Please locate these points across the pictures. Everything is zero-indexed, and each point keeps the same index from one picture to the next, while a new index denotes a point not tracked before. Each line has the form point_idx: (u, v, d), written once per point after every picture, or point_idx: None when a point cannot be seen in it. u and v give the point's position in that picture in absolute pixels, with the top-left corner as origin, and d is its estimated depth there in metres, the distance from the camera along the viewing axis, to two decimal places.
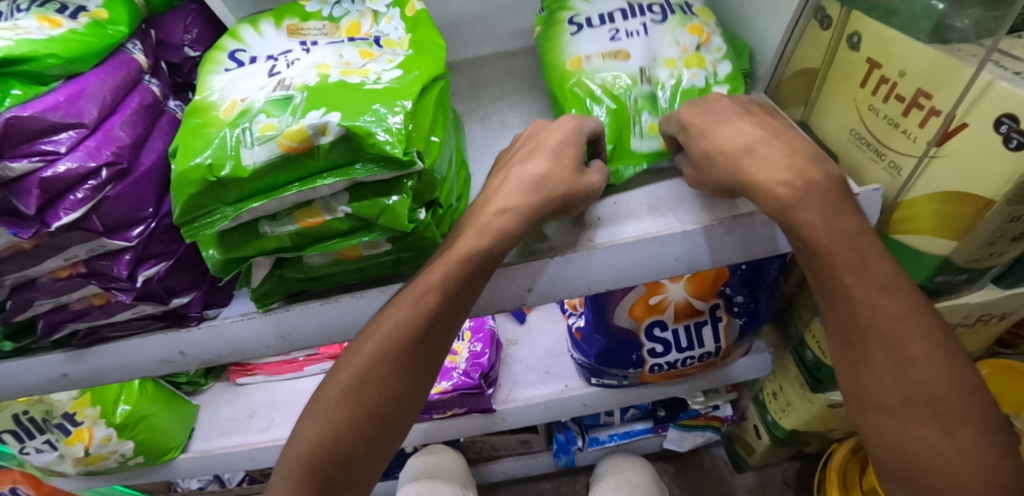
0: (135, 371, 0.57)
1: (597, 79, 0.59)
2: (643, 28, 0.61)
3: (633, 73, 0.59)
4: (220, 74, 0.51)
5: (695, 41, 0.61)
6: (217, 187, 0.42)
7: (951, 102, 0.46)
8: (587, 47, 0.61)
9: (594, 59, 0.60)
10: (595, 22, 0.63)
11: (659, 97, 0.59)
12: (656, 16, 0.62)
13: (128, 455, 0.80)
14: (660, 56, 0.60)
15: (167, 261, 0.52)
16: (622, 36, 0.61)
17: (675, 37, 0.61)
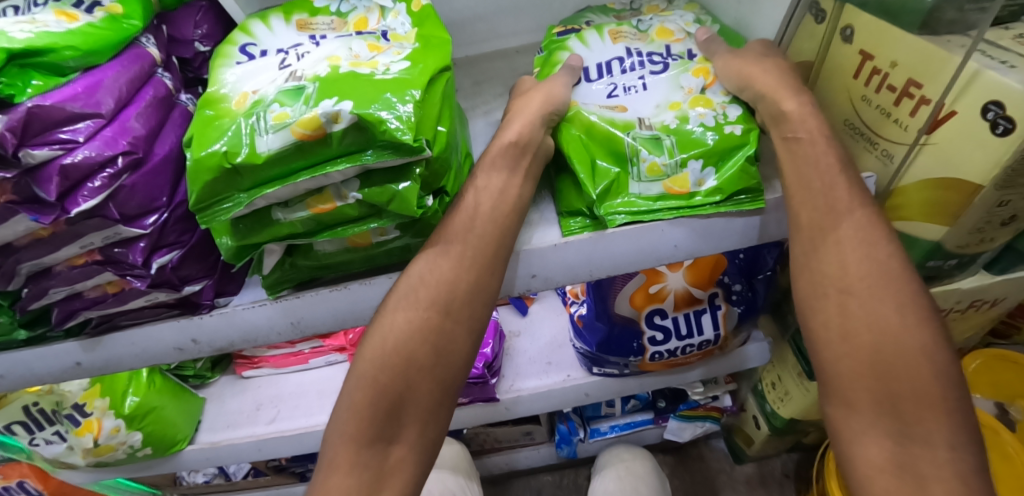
0: (148, 359, 0.59)
1: (595, 116, 0.53)
2: (642, 80, 0.56)
3: (631, 120, 0.53)
4: (231, 68, 0.52)
5: (701, 85, 0.55)
6: (232, 174, 0.44)
7: (940, 91, 0.47)
8: (582, 97, 0.56)
9: (591, 106, 0.54)
10: (590, 73, 0.58)
11: (664, 141, 0.51)
12: (656, 67, 0.56)
13: (136, 446, 0.81)
14: (663, 101, 0.54)
15: (180, 250, 0.53)
16: (619, 91, 0.56)
17: (676, 84, 0.55)
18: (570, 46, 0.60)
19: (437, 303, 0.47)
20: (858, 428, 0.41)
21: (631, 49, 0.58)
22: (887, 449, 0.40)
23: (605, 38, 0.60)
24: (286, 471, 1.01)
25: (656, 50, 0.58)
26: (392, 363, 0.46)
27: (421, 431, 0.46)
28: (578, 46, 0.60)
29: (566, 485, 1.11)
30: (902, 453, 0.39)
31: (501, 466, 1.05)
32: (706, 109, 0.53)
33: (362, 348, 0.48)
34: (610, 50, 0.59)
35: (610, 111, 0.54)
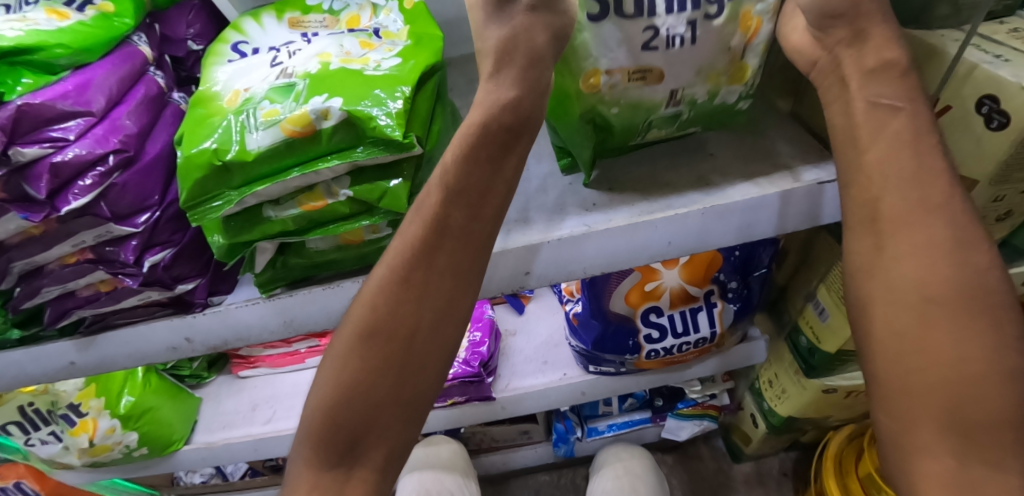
0: (144, 358, 0.58)
1: (616, 110, 0.46)
2: (686, 26, 0.42)
3: (661, 100, 0.46)
4: (223, 65, 0.52)
5: (744, 43, 0.44)
6: (223, 171, 0.44)
7: (934, 86, 0.48)
8: (607, 51, 0.43)
9: (619, 76, 0.44)
10: (623, 5, 0.41)
11: (684, 116, 0.49)
12: (704, 7, 0.42)
13: (132, 447, 0.81)
14: (705, 66, 0.44)
15: (172, 249, 0.53)
16: (659, 43, 0.42)
17: (724, 41, 0.43)
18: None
19: (408, 318, 0.38)
20: (916, 441, 0.33)
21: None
22: (947, 469, 0.32)
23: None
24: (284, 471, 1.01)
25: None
26: (350, 365, 0.38)
27: (400, 446, 0.38)
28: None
29: (564, 485, 1.11)
30: (965, 476, 0.31)
31: (499, 466, 1.04)
32: (739, 82, 0.47)
33: (329, 357, 0.39)
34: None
35: (641, 87, 0.44)
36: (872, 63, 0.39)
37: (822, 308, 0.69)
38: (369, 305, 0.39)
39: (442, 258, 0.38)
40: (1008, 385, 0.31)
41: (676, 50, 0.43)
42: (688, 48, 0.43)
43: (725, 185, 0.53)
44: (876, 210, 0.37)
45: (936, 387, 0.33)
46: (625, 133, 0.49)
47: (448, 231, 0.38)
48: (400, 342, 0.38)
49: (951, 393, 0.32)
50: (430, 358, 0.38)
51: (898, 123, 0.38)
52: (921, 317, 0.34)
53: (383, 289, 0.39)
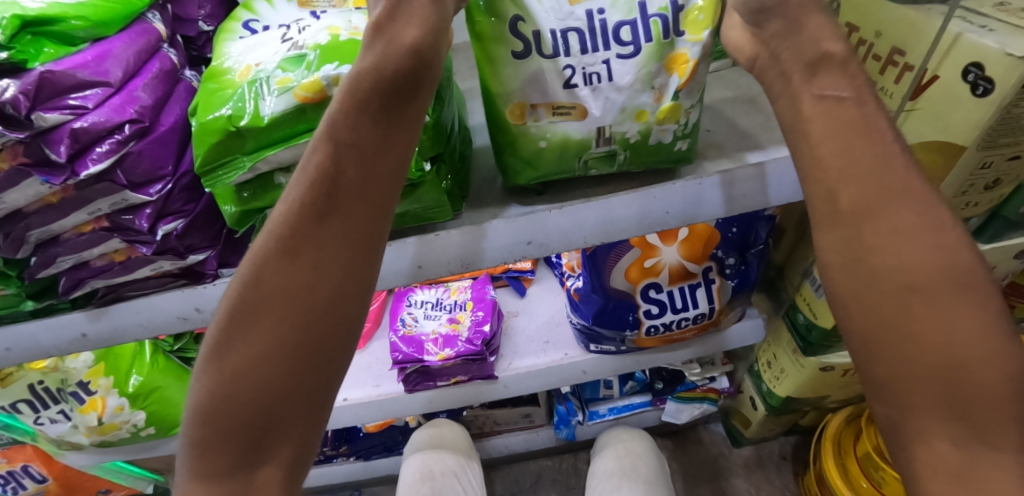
0: (154, 329, 0.59)
1: (544, 144, 0.47)
2: (605, 67, 0.44)
3: (588, 137, 0.47)
4: (235, 41, 0.54)
5: (675, 85, 0.45)
6: (237, 137, 0.45)
7: (922, 57, 0.49)
8: (530, 89, 0.45)
9: (542, 110, 0.46)
10: (544, 46, 0.44)
11: (619, 158, 0.49)
12: (623, 47, 0.44)
13: (140, 426, 0.82)
14: (630, 104, 0.46)
15: (185, 219, 0.54)
16: (578, 80, 0.45)
17: (647, 80, 0.45)
18: None
19: (293, 301, 0.38)
20: (917, 427, 0.34)
21: (594, 10, 0.43)
22: (945, 452, 0.33)
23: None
24: None
25: (627, 14, 0.43)
26: (232, 364, 0.38)
27: (303, 428, 0.39)
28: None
29: (565, 469, 1.13)
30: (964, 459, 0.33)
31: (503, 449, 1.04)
32: (673, 121, 0.47)
33: (207, 359, 0.39)
34: (569, 12, 0.43)
35: (565, 123, 0.46)
36: (813, 53, 0.39)
37: (819, 284, 0.71)
38: (248, 295, 0.38)
39: (327, 231, 0.39)
40: (996, 363, 0.33)
41: (597, 86, 0.45)
42: (609, 87, 0.45)
43: (721, 157, 0.55)
44: (834, 201, 0.37)
45: (926, 375, 0.34)
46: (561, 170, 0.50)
47: (335, 205, 0.39)
48: (294, 323, 0.38)
49: (941, 379, 0.33)
50: (327, 332, 0.39)
51: (844, 112, 0.38)
52: (900, 306, 0.35)
53: (255, 275, 0.38)
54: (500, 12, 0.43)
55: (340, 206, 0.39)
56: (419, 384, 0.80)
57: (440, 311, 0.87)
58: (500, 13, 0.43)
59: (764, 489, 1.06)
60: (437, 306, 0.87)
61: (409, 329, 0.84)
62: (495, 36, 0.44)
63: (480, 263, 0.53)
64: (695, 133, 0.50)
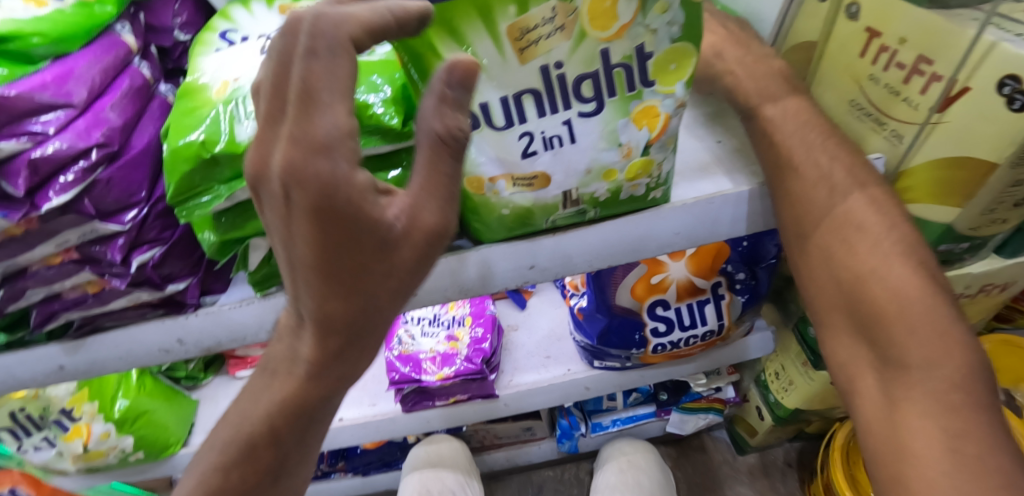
0: (135, 362, 0.56)
1: (506, 211, 0.44)
2: (567, 127, 0.40)
3: (554, 201, 0.44)
4: (210, 55, 0.49)
5: (645, 139, 0.42)
6: (212, 163, 0.41)
7: (952, 67, 0.46)
8: (482, 162, 0.40)
9: (502, 182, 0.41)
10: (492, 117, 0.38)
11: (588, 213, 0.46)
12: (585, 105, 0.39)
13: (128, 451, 0.79)
14: (595, 165, 0.42)
15: (162, 247, 0.51)
16: (537, 147, 0.40)
17: (613, 137, 0.41)
18: (450, 63, 0.36)
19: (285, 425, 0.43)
20: (842, 355, 0.49)
21: (552, 66, 0.37)
22: (872, 375, 0.47)
23: (512, 39, 0.35)
24: None
25: (589, 67, 0.37)
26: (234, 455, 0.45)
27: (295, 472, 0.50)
28: None
29: (568, 479, 1.11)
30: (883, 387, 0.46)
31: (502, 462, 1.03)
32: (645, 175, 0.44)
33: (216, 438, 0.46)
34: (522, 73, 0.37)
35: (524, 193, 0.42)
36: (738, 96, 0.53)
37: None
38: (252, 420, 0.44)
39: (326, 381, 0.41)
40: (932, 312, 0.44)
41: (559, 150, 0.40)
42: (571, 149, 0.41)
43: (735, 172, 0.51)
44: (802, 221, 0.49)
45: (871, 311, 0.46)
46: (528, 224, 0.45)
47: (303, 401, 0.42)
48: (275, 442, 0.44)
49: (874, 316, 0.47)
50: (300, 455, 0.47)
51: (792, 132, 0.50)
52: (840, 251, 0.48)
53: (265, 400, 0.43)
54: None
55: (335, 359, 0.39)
56: (416, 404, 0.77)
57: (437, 328, 0.83)
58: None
59: None
60: (434, 323, 0.83)
61: (405, 348, 0.80)
62: None
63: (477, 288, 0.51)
64: (669, 180, 0.47)
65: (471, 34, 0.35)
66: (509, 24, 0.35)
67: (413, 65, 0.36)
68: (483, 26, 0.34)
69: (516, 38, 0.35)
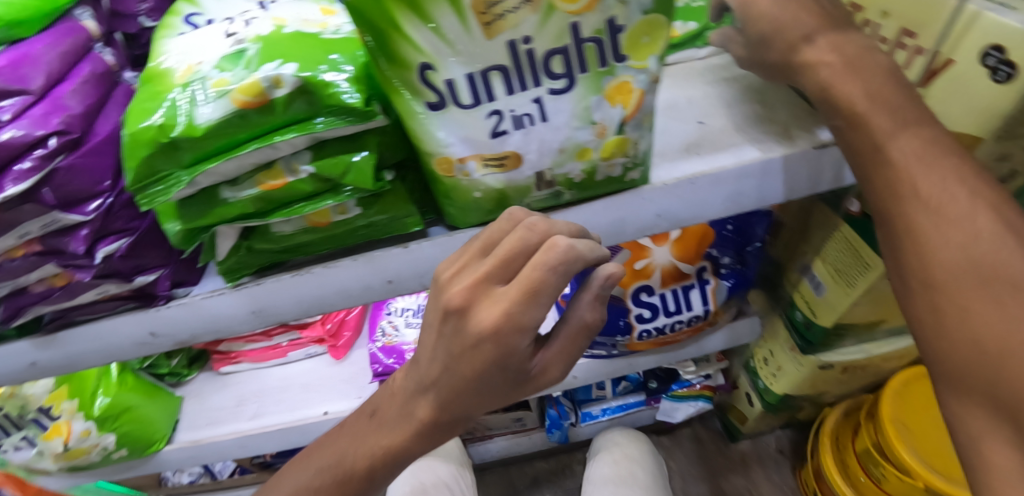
0: (111, 356, 0.55)
1: (479, 194, 0.42)
2: (537, 105, 0.38)
3: (528, 183, 0.42)
4: (174, 39, 0.47)
5: (619, 117, 0.40)
6: (171, 149, 0.39)
7: (935, 38, 0.45)
8: (451, 143, 0.39)
9: (472, 163, 0.40)
10: (458, 95, 0.37)
11: (564, 196, 0.45)
12: (556, 81, 0.38)
13: (111, 448, 0.77)
14: (569, 144, 0.41)
15: (129, 238, 0.49)
16: (507, 126, 0.39)
17: (586, 115, 0.40)
18: (413, 40, 0.35)
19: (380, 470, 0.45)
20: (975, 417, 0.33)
21: (520, 41, 0.36)
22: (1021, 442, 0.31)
23: (477, 12, 0.34)
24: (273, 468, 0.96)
25: (558, 41, 0.36)
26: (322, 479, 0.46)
27: None
28: (421, 36, 0.34)
29: (560, 470, 1.10)
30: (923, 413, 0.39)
31: (492, 453, 1.03)
32: (621, 154, 0.43)
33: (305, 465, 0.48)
34: (489, 48, 0.35)
35: (496, 175, 0.41)
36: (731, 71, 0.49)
37: (818, 282, 0.68)
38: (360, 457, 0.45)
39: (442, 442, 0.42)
40: None
41: (530, 129, 0.39)
42: (543, 128, 0.39)
43: (717, 151, 0.50)
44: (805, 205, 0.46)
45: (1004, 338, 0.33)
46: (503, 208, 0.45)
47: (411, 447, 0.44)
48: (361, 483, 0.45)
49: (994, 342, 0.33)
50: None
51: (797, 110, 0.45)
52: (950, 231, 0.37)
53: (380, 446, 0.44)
54: (401, 59, 0.35)
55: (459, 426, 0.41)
56: None
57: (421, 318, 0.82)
58: (400, 60, 0.35)
59: (762, 484, 1.05)
60: (418, 314, 0.82)
61: (389, 339, 0.79)
62: (401, 86, 0.37)
63: None
64: (647, 160, 0.46)
65: (434, 8, 0.33)
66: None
67: (375, 43, 0.35)
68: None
69: (481, 12, 0.34)
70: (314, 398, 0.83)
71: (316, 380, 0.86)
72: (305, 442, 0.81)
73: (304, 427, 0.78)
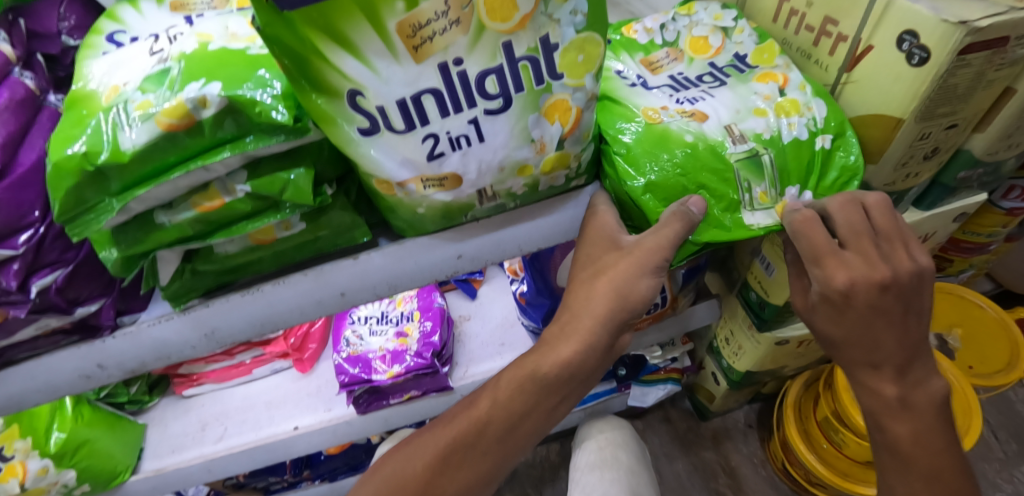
0: (55, 392, 0.52)
1: (423, 210, 0.42)
2: (474, 126, 0.38)
3: (470, 199, 0.42)
4: (97, 59, 0.45)
5: (558, 134, 0.40)
6: (99, 177, 0.38)
7: (855, 27, 0.48)
8: (389, 167, 0.38)
9: (412, 185, 0.40)
10: (390, 120, 0.36)
11: (508, 205, 0.45)
12: (490, 101, 0.37)
13: (71, 485, 0.75)
14: (508, 162, 0.40)
15: (65, 269, 0.48)
16: (444, 148, 0.38)
17: (524, 134, 0.39)
18: (340, 67, 0.33)
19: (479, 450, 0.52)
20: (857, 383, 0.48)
21: (450, 63, 0.35)
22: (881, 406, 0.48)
23: (403, 37, 0.33)
24: (246, 488, 0.95)
25: (491, 61, 0.35)
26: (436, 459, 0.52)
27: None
28: (347, 64, 0.33)
29: (539, 462, 1.12)
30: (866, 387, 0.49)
31: None
32: (563, 168, 0.43)
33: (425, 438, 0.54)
34: (419, 73, 0.34)
35: (439, 193, 0.41)
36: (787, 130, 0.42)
37: (768, 262, 0.70)
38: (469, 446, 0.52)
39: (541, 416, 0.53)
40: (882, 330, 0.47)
41: (467, 150, 0.39)
42: (481, 149, 0.39)
43: None
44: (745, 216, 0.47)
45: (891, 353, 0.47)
46: (447, 218, 0.44)
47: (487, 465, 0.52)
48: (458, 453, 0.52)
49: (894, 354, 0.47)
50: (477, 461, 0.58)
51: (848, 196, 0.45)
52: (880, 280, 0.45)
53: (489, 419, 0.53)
54: (327, 87, 0.34)
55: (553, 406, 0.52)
56: (371, 405, 0.74)
57: (385, 325, 0.81)
58: (329, 89, 0.34)
59: (733, 459, 1.09)
60: (382, 321, 0.82)
61: (354, 349, 0.78)
62: (330, 114, 0.35)
63: (407, 283, 0.50)
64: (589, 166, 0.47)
65: (358, 37, 0.32)
66: (398, 22, 0.32)
67: (296, 71, 0.34)
68: (369, 25, 0.32)
69: (408, 36, 0.33)
70: (283, 414, 0.82)
71: (281, 396, 0.85)
72: (276, 459, 0.80)
73: (273, 444, 0.77)
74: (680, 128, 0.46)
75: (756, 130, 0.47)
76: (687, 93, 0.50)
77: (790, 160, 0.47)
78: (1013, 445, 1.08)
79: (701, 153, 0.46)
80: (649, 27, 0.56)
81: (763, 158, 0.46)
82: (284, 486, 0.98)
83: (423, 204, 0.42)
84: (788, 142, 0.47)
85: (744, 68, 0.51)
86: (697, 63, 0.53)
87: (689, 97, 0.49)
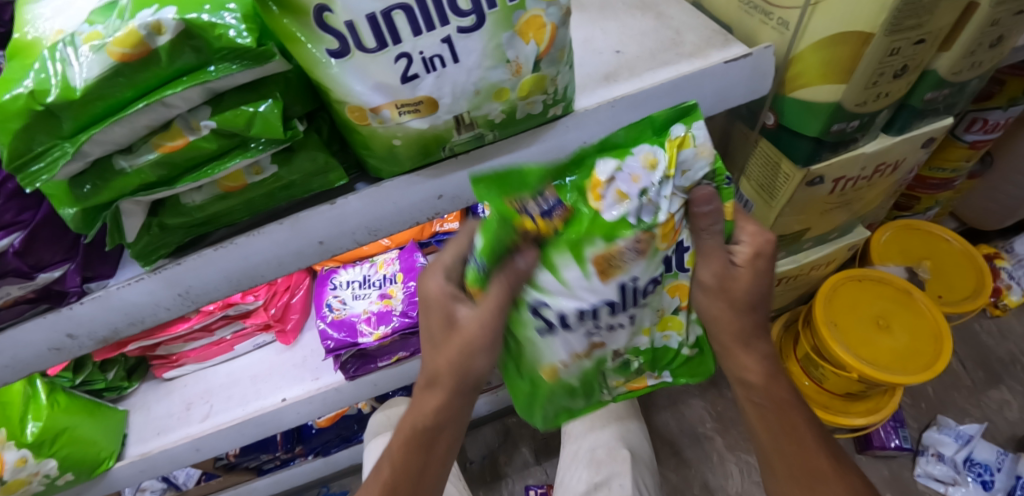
0: (25, 368, 0.50)
1: (399, 142, 0.41)
2: (447, 45, 0.37)
3: (446, 127, 0.41)
4: (38, 4, 0.42)
5: (534, 54, 0.39)
6: (50, 118, 0.35)
7: None
8: (362, 92, 0.37)
9: (387, 111, 0.38)
10: (360, 38, 0.35)
11: (486, 137, 0.44)
12: (463, 18, 0.36)
13: (53, 475, 0.72)
14: (483, 85, 0.39)
15: (21, 232, 0.45)
16: (418, 70, 0.37)
17: (499, 54, 0.38)
18: None
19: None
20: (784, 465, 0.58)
21: None
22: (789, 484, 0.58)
23: None
24: (238, 467, 0.93)
25: None
26: None
27: None
28: None
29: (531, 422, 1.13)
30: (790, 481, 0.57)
31: None
32: (540, 92, 0.42)
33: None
34: None
35: (414, 120, 0.39)
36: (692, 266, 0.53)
37: (746, 199, 0.80)
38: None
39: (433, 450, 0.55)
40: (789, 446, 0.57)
41: (442, 71, 0.37)
42: (455, 70, 0.38)
43: (634, 76, 0.51)
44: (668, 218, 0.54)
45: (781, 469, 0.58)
46: (422, 152, 0.43)
47: None
48: None
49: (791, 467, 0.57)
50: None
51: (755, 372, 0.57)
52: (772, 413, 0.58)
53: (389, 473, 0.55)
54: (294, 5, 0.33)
55: (435, 438, 0.55)
56: (360, 369, 0.72)
57: (368, 289, 0.80)
58: (294, 6, 0.33)
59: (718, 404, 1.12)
60: (364, 285, 0.80)
61: (338, 313, 0.77)
62: (293, 33, 0.34)
63: (389, 228, 0.49)
64: (568, 94, 0.46)
65: None
66: None
67: None
68: None
69: None
70: (269, 387, 0.80)
71: (266, 370, 0.84)
72: (266, 432, 0.78)
73: (261, 417, 0.76)
74: (571, 377, 0.54)
75: (636, 346, 0.56)
76: (615, 320, 0.51)
77: (652, 358, 0.58)
78: (978, 372, 1.15)
79: (585, 385, 0.56)
80: (628, 190, 0.46)
81: (631, 362, 0.57)
82: (277, 465, 0.96)
83: (400, 137, 0.40)
84: (658, 349, 0.58)
85: (673, 270, 0.52)
86: (657, 257, 0.49)
87: (612, 326, 0.52)
